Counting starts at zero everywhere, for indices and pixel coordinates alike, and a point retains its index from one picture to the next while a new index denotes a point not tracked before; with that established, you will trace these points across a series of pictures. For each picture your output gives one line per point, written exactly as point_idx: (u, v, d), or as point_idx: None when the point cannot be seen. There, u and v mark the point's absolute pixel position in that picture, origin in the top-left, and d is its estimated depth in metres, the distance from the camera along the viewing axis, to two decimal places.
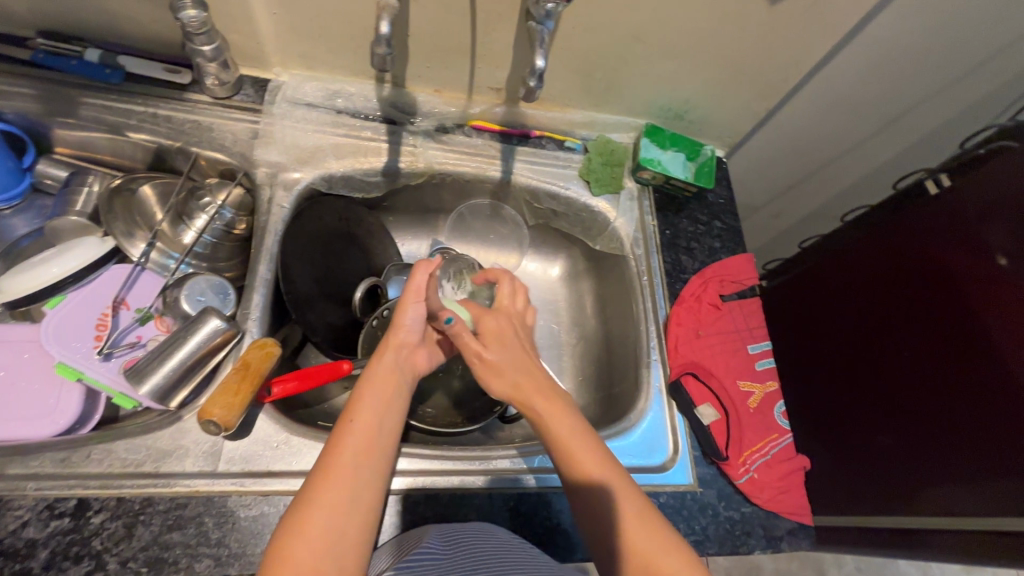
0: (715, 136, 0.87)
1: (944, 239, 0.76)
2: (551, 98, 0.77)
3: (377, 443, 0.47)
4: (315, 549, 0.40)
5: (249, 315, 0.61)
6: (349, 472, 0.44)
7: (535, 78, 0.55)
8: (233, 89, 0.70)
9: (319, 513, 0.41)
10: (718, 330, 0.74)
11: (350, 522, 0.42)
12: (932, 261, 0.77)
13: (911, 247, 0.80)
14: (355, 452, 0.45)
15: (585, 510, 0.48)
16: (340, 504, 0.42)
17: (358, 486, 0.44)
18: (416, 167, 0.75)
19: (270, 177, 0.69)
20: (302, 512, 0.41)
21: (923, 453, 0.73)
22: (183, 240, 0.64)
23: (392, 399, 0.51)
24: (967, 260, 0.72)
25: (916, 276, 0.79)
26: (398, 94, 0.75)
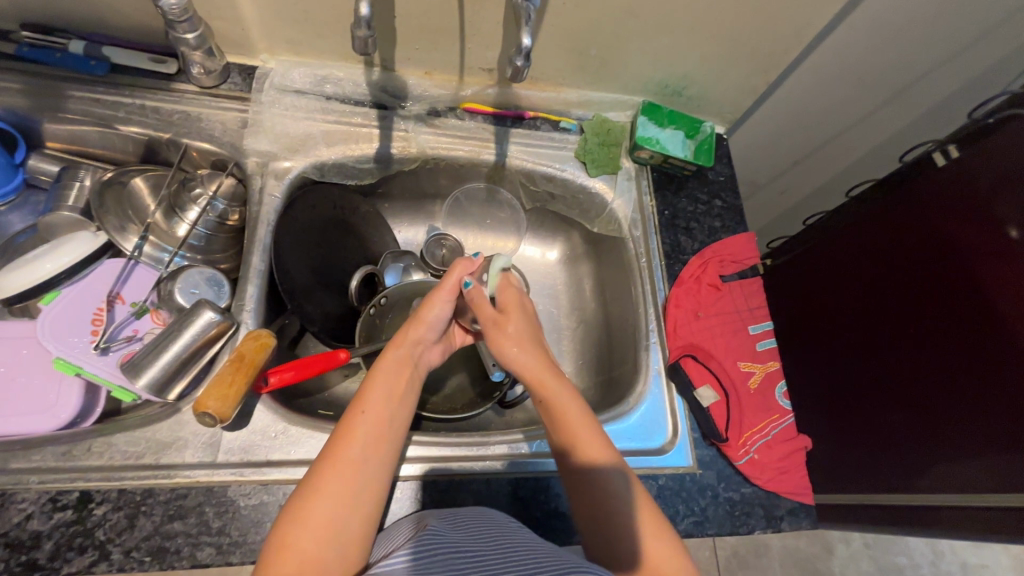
0: (715, 112, 0.84)
1: (954, 212, 0.73)
2: (545, 77, 0.75)
3: (386, 436, 0.47)
4: (317, 541, 0.40)
5: (243, 307, 0.61)
6: (354, 464, 0.44)
7: (522, 56, 0.53)
8: (220, 78, 0.69)
9: (322, 504, 0.41)
10: (718, 311, 0.73)
11: (351, 510, 0.42)
12: (941, 236, 0.75)
13: (919, 221, 0.78)
14: (363, 444, 0.45)
15: (585, 498, 0.49)
16: (345, 493, 0.42)
17: (364, 478, 0.44)
18: (408, 152, 0.74)
19: (261, 167, 0.68)
20: (307, 501, 0.42)
21: (926, 431, 0.73)
22: (177, 233, 0.65)
23: (403, 390, 0.51)
24: (977, 233, 0.70)
25: (925, 249, 0.77)
26: (388, 78, 0.73)
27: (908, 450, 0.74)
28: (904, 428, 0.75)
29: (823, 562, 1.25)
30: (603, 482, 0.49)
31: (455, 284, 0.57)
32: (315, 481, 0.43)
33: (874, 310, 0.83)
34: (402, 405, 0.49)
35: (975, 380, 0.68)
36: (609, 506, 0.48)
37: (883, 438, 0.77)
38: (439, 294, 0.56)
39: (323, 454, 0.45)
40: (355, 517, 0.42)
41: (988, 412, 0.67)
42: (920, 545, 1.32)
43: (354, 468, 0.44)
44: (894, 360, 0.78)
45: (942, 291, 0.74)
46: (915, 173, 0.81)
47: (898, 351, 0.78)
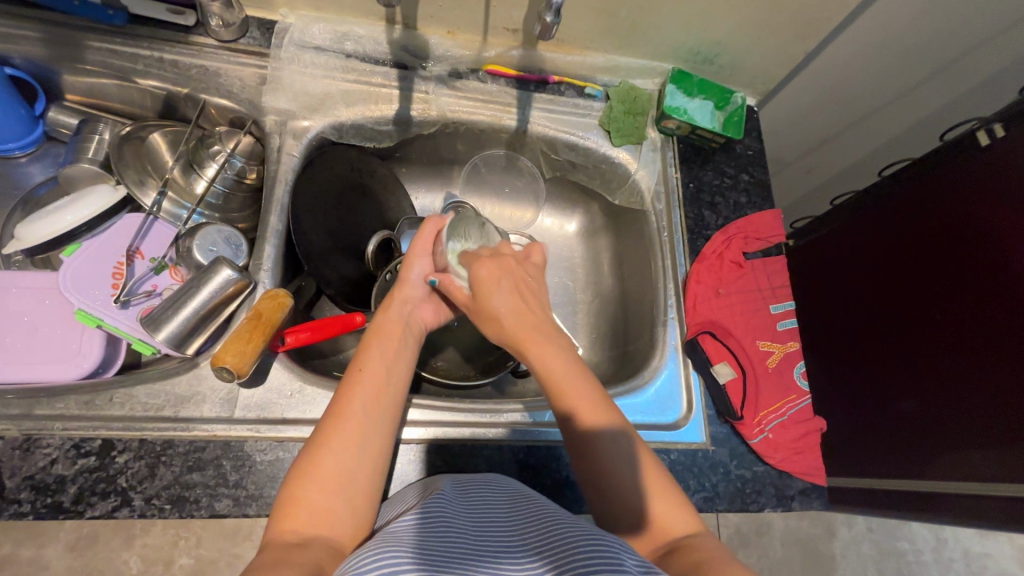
0: (747, 82, 0.81)
1: (989, 195, 0.71)
2: (572, 39, 0.72)
3: (387, 389, 0.47)
4: (325, 491, 0.41)
5: (261, 266, 0.61)
6: (357, 417, 0.44)
7: (551, 13, 0.53)
8: (239, 32, 0.67)
9: (329, 458, 0.42)
10: (740, 288, 0.71)
11: (357, 464, 0.43)
12: (977, 215, 0.72)
13: (953, 200, 0.75)
14: (363, 399, 0.45)
15: (584, 456, 0.49)
16: (349, 449, 0.43)
17: (366, 431, 0.44)
18: (429, 115, 0.72)
19: (279, 125, 0.67)
20: (314, 456, 0.42)
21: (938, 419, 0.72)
22: (195, 189, 0.64)
23: (399, 344, 0.51)
24: (1009, 217, 0.68)
25: (953, 233, 0.75)
26: (410, 36, 0.71)
27: (925, 437, 0.73)
28: (920, 416, 0.74)
29: (825, 544, 1.26)
30: (611, 443, 0.48)
31: (431, 237, 0.58)
32: (321, 436, 0.43)
33: (897, 292, 0.81)
34: (400, 356, 0.50)
35: (994, 367, 0.67)
36: (618, 466, 0.48)
37: (897, 423, 0.77)
38: (418, 252, 0.57)
39: (328, 411, 0.45)
40: (361, 469, 0.43)
41: (1005, 398, 0.66)
42: (923, 532, 1.32)
43: (356, 422, 0.44)
44: (911, 343, 0.77)
45: (971, 275, 0.71)
46: (955, 152, 0.77)
47: (920, 335, 0.76)
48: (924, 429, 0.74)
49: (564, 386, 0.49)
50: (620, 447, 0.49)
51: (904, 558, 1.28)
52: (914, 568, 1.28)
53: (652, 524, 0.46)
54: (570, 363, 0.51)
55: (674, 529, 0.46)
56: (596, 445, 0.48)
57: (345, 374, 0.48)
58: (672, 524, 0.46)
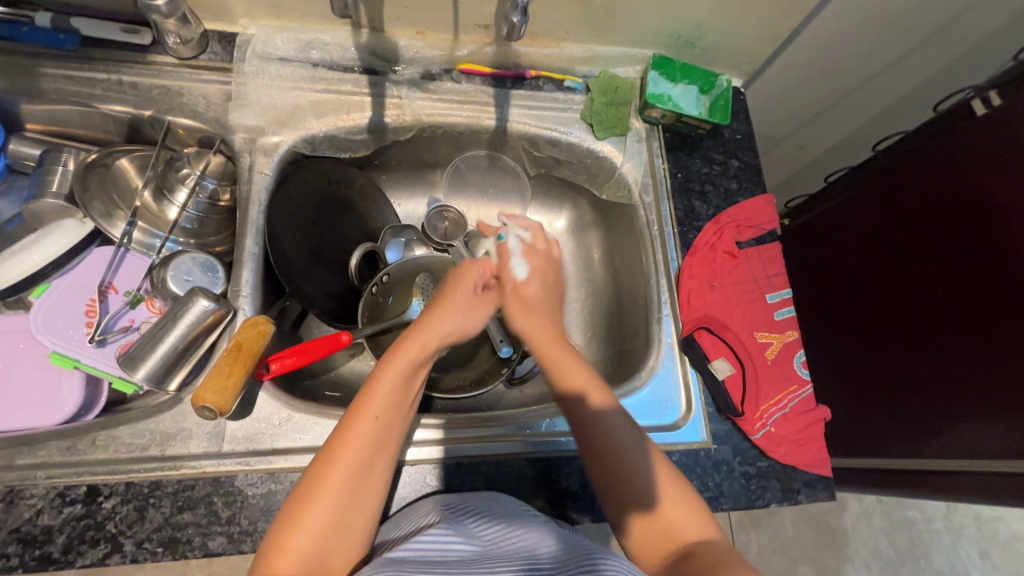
0: (732, 64, 0.78)
1: (982, 167, 0.69)
2: (547, 31, 0.69)
3: (391, 434, 0.47)
4: (315, 539, 0.41)
5: (239, 292, 0.58)
6: (359, 466, 0.44)
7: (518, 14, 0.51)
8: (199, 47, 0.64)
9: (322, 506, 0.42)
10: (734, 280, 0.69)
11: (353, 511, 0.44)
12: (974, 189, 0.70)
13: (945, 172, 0.74)
14: (369, 443, 0.45)
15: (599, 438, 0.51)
16: (346, 497, 0.43)
17: (368, 476, 0.45)
18: (404, 121, 0.70)
19: (248, 143, 0.64)
20: (309, 502, 0.42)
21: (937, 392, 0.73)
22: (167, 216, 0.62)
23: (411, 382, 0.50)
24: (1002, 186, 0.66)
25: (947, 203, 0.73)
26: (377, 40, 0.68)
27: (927, 410, 0.73)
28: (923, 391, 0.74)
29: (836, 519, 1.26)
30: (609, 429, 0.51)
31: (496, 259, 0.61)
32: (318, 480, 0.43)
33: (894, 272, 0.80)
34: (409, 393, 0.49)
35: (993, 339, 0.66)
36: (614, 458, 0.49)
37: (900, 400, 0.77)
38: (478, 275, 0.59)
39: (326, 452, 0.45)
40: (356, 512, 0.44)
41: (1001, 376, 0.65)
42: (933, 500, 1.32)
43: (356, 469, 0.44)
44: (910, 318, 0.77)
45: (965, 248, 0.70)
46: (951, 122, 0.75)
47: (916, 310, 0.76)
48: (927, 403, 0.74)
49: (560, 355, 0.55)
50: (621, 447, 0.50)
51: (915, 527, 1.29)
52: (925, 535, 1.28)
53: (662, 520, 0.47)
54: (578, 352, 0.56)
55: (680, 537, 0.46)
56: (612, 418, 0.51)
57: (347, 413, 0.47)
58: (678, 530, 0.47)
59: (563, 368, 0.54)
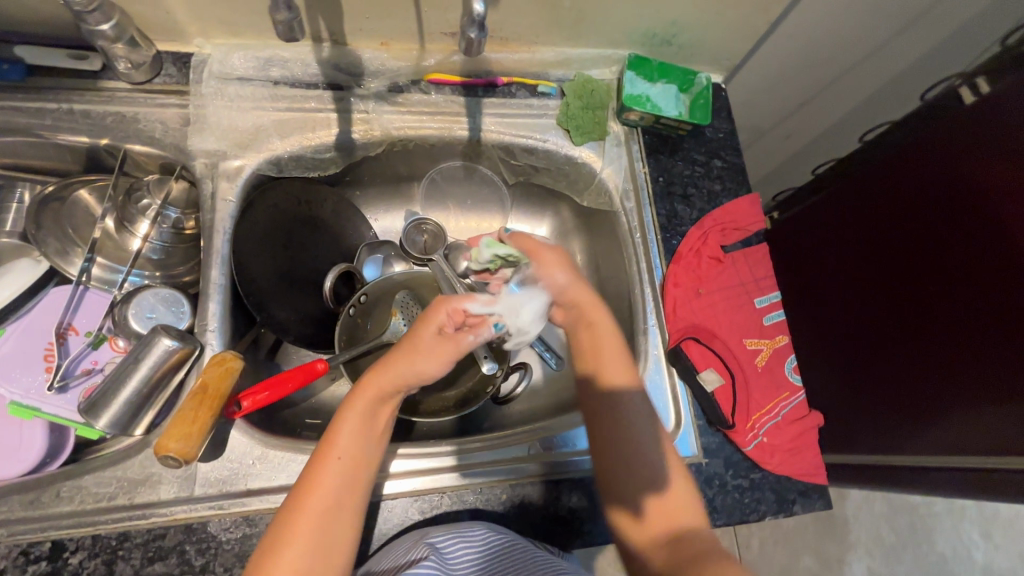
0: (711, 59, 0.76)
1: (977, 150, 0.67)
2: (517, 36, 0.66)
3: (361, 466, 0.46)
4: None
5: (206, 327, 0.56)
6: (316, 513, 0.43)
7: (476, 27, 0.42)
8: (152, 70, 0.61)
9: (286, 560, 0.41)
10: (721, 285, 0.67)
11: (317, 564, 0.42)
12: (966, 175, 0.68)
13: (936, 159, 0.72)
14: (331, 492, 0.44)
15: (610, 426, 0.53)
16: (306, 551, 0.42)
17: (332, 528, 0.43)
18: (372, 136, 0.67)
19: (209, 168, 0.62)
20: (275, 557, 0.41)
21: (936, 383, 0.70)
22: (129, 247, 0.60)
23: (368, 422, 0.48)
24: (998, 168, 0.64)
25: (938, 191, 0.71)
26: (340, 53, 0.65)
27: (926, 405, 0.71)
28: (924, 385, 0.71)
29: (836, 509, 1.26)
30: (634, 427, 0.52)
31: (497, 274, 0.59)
32: (279, 533, 0.42)
33: (889, 264, 0.77)
34: (374, 436, 0.48)
35: (994, 328, 0.64)
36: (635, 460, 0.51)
37: (896, 395, 0.75)
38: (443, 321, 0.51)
39: (291, 497, 0.44)
40: (322, 564, 0.42)
41: (1001, 367, 0.63)
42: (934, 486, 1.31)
43: (318, 516, 0.43)
44: (904, 310, 0.75)
45: (960, 236, 0.68)
46: (943, 110, 0.73)
47: (913, 301, 0.73)
48: (927, 397, 0.71)
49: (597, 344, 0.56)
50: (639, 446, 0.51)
51: None
52: None
53: (667, 509, 0.49)
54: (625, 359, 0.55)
55: (680, 527, 0.48)
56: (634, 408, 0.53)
57: (312, 462, 0.46)
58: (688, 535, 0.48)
59: (608, 362, 0.55)
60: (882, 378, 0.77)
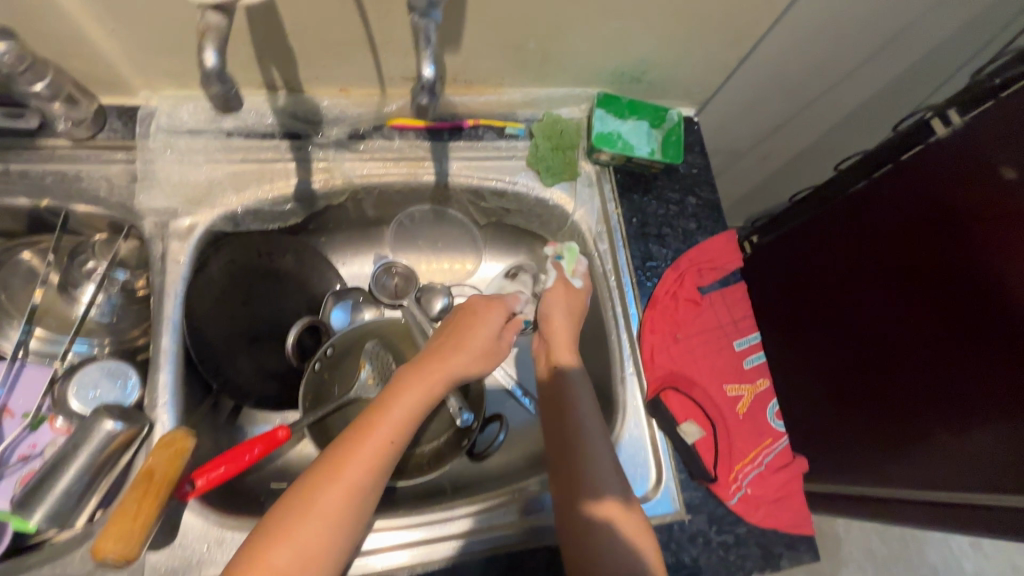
0: (682, 94, 0.74)
1: (946, 178, 0.67)
2: (481, 79, 0.65)
3: (391, 450, 0.49)
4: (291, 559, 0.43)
5: (156, 401, 0.53)
6: (340, 489, 0.46)
7: (427, 93, 0.43)
8: (95, 126, 0.58)
9: (302, 530, 0.44)
10: (699, 329, 0.66)
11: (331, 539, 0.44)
12: (937, 201, 0.68)
13: (903, 189, 0.73)
14: (359, 468, 0.47)
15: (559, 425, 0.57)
16: (322, 528, 0.44)
17: (356, 498, 0.46)
18: (334, 185, 0.64)
19: (159, 228, 0.59)
20: (286, 529, 0.43)
21: (917, 406, 0.70)
22: (73, 313, 0.57)
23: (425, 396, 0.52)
24: (970, 194, 0.65)
25: (906, 218, 0.72)
26: (297, 101, 0.63)
27: (912, 429, 0.71)
28: (907, 409, 0.71)
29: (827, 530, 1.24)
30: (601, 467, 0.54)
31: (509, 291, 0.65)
32: (294, 509, 0.44)
33: (861, 288, 0.78)
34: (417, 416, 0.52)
35: (972, 350, 0.64)
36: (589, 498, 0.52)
37: (888, 418, 0.74)
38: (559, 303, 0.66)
39: (311, 473, 0.47)
40: (333, 539, 0.45)
41: (990, 392, 0.63)
42: None
43: (340, 494, 0.45)
44: (882, 336, 0.75)
45: (930, 262, 0.69)
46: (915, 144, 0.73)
47: (889, 327, 0.74)
48: (912, 423, 0.71)
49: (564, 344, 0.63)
50: (599, 464, 0.54)
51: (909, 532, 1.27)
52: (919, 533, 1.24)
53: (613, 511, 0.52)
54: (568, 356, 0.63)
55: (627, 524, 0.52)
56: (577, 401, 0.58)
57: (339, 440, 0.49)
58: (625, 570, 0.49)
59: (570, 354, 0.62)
60: (867, 404, 0.77)
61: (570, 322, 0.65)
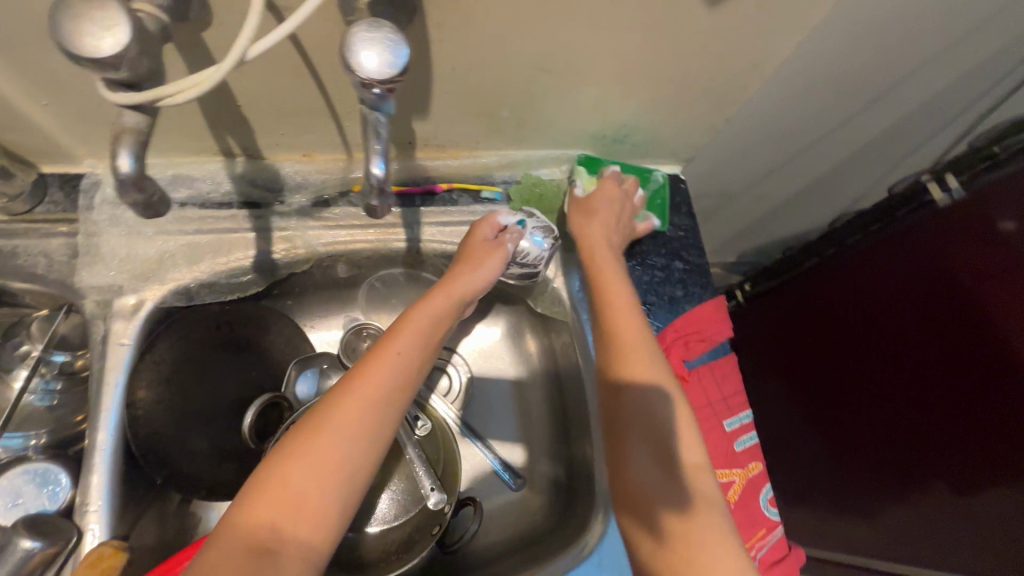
0: (667, 154, 0.71)
1: (939, 236, 0.67)
2: (454, 143, 0.61)
3: (377, 422, 0.43)
4: (253, 539, 0.37)
5: (87, 507, 0.48)
6: (305, 463, 0.40)
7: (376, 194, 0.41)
8: (34, 199, 0.54)
9: (261, 508, 0.38)
10: (688, 409, 0.61)
11: (303, 523, 0.39)
12: (931, 257, 0.68)
13: (894, 244, 0.73)
14: (331, 438, 0.41)
15: (619, 411, 0.50)
16: (286, 503, 0.39)
17: (331, 475, 0.40)
18: (296, 255, 0.60)
19: (102, 307, 0.54)
20: (252, 504, 0.39)
21: (939, 450, 0.72)
22: (6, 398, 0.52)
23: (414, 362, 0.47)
24: (968, 250, 0.64)
25: (902, 270, 0.72)
26: (256, 168, 0.59)
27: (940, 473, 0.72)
28: (932, 454, 0.73)
29: None
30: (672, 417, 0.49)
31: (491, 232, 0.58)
32: (258, 483, 0.40)
33: (863, 336, 0.80)
34: (427, 352, 0.49)
35: (982, 401, 0.65)
36: (660, 450, 0.48)
37: (910, 458, 0.76)
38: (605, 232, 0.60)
39: (282, 443, 0.42)
40: (303, 515, 0.39)
41: (999, 442, 0.64)
42: None
43: (306, 463, 0.40)
44: (892, 382, 0.76)
45: (928, 315, 0.69)
46: (911, 202, 0.70)
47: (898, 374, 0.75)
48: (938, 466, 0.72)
49: (615, 331, 0.53)
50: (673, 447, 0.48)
51: None
52: None
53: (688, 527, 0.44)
54: (638, 323, 0.54)
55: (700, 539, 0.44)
56: (648, 399, 0.49)
57: (309, 408, 0.43)
58: (702, 527, 0.44)
59: (638, 365, 0.51)
60: (893, 446, 0.79)
61: (625, 299, 0.55)
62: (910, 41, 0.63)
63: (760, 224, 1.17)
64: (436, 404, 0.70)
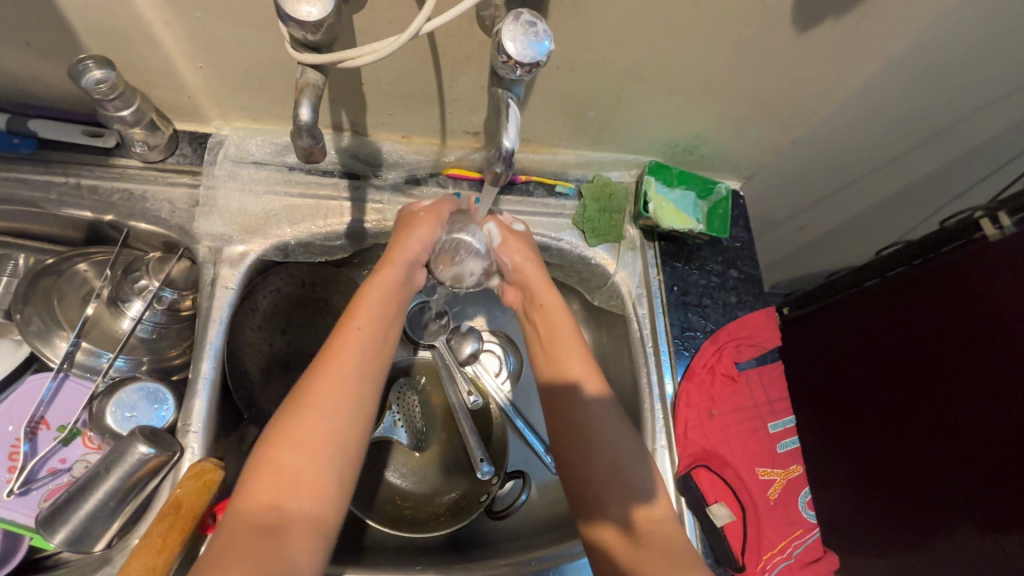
0: (730, 169, 0.75)
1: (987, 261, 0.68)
2: (538, 138, 0.66)
3: (361, 380, 0.46)
4: (277, 479, 0.41)
5: (188, 427, 0.53)
6: (319, 414, 0.43)
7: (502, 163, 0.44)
8: (167, 150, 0.60)
9: (283, 454, 0.42)
10: (734, 407, 0.65)
11: (313, 467, 0.42)
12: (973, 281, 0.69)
13: (936, 265, 0.74)
14: (333, 393, 0.44)
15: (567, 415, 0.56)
16: (300, 449, 0.42)
17: (331, 423, 0.43)
18: (385, 226, 0.65)
19: (213, 253, 0.60)
20: (272, 451, 0.42)
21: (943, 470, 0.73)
22: (120, 327, 0.57)
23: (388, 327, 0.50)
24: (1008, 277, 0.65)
25: (936, 292, 0.73)
26: (359, 143, 0.64)
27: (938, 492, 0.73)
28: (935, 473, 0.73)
29: None
30: (602, 414, 0.55)
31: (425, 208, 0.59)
32: (279, 430, 0.43)
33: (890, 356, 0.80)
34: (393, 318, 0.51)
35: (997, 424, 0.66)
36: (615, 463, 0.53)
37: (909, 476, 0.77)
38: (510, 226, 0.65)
39: (294, 396, 0.44)
40: (315, 460, 0.42)
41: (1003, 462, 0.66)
42: None
43: (315, 414, 0.43)
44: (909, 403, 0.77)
45: (961, 338, 0.70)
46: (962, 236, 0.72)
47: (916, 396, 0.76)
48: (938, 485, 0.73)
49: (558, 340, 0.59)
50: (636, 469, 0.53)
51: None
52: None
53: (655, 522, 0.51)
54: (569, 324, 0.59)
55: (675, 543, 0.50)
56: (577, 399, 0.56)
57: (313, 364, 0.46)
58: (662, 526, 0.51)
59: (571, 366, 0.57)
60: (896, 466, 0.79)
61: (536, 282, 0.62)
62: (973, 82, 0.67)
63: (801, 255, 1.19)
64: (487, 383, 0.74)
